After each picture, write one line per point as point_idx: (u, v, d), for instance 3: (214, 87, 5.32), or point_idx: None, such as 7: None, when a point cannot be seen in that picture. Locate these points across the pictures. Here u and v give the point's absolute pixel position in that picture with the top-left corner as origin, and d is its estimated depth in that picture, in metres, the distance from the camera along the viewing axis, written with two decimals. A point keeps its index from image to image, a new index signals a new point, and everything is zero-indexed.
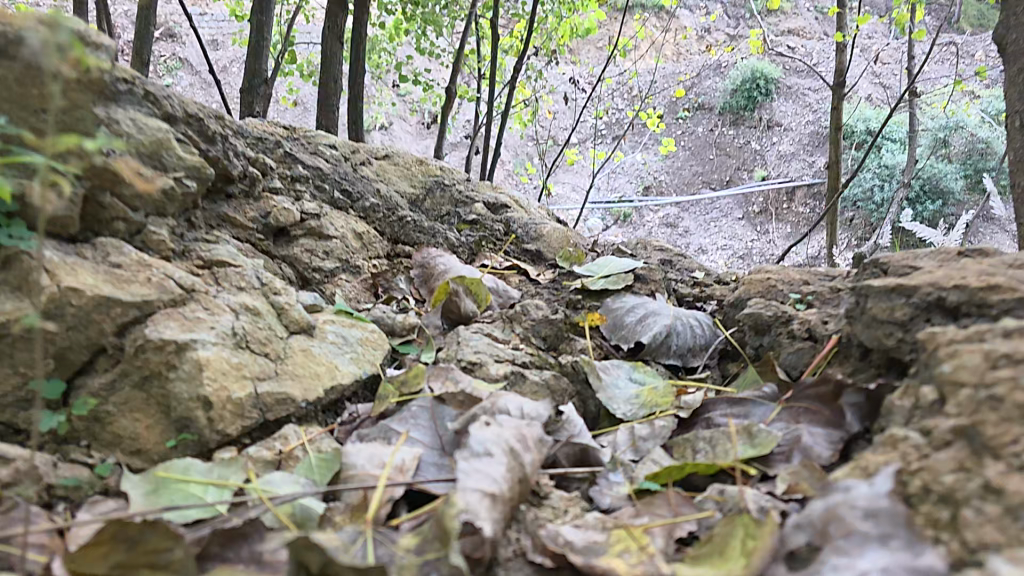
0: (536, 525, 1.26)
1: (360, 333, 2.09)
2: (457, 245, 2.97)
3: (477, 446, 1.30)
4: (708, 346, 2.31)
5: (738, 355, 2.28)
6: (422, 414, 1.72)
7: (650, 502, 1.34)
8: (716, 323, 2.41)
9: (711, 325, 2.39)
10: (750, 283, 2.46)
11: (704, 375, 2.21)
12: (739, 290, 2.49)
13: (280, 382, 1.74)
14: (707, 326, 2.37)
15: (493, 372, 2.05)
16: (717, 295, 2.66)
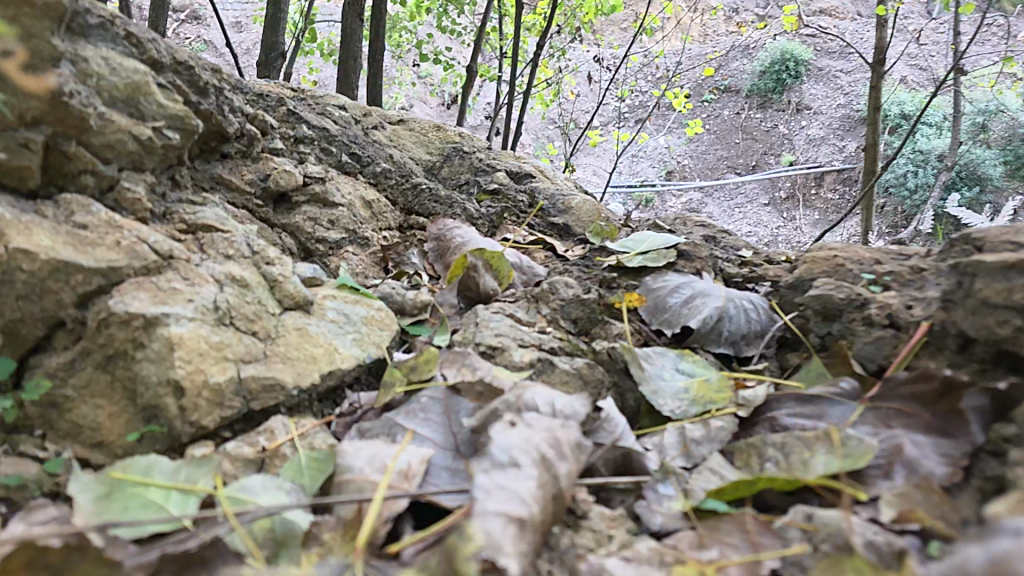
0: (574, 557, 1.09)
1: (364, 310, 1.84)
2: (477, 217, 2.65)
3: (500, 455, 1.05)
4: (763, 334, 2.14)
5: (798, 344, 2.12)
6: (435, 408, 1.51)
7: (716, 527, 1.20)
8: (773, 308, 2.24)
9: (768, 311, 2.21)
10: (813, 262, 2.32)
11: (760, 367, 2.04)
12: (800, 268, 2.34)
13: (269, 365, 1.50)
14: (763, 309, 2.20)
15: (517, 360, 1.81)
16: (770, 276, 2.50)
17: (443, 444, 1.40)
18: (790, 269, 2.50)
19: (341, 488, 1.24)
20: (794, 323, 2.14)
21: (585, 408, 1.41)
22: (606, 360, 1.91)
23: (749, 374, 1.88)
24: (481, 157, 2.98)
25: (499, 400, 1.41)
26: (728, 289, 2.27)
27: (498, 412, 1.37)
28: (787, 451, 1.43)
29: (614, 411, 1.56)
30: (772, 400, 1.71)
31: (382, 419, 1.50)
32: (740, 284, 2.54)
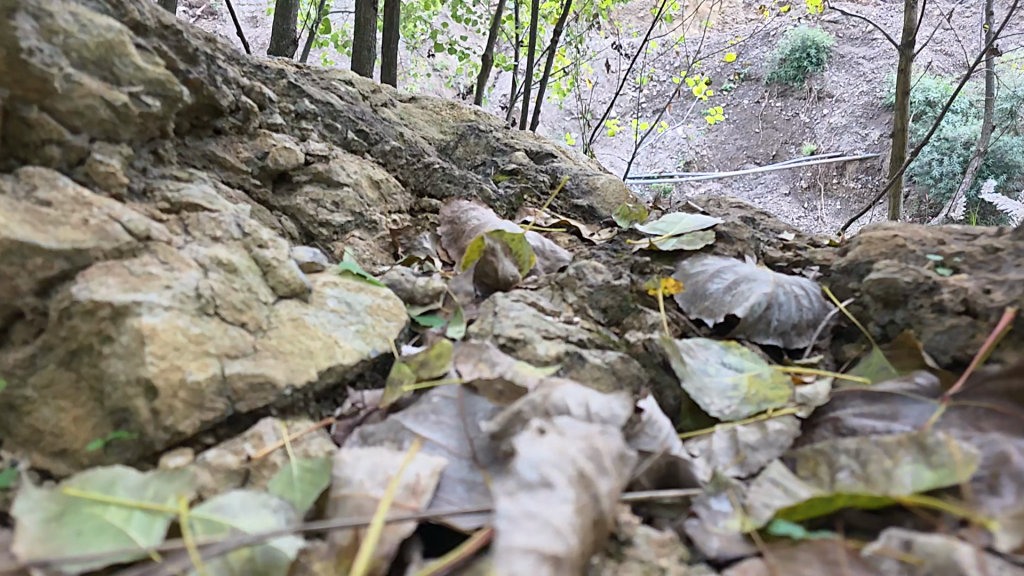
0: None
1: (369, 299, 1.65)
2: (495, 199, 2.45)
3: (530, 473, 0.87)
4: (816, 323, 2.00)
5: (854, 334, 1.97)
6: (448, 410, 1.32)
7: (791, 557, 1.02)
8: (826, 294, 2.10)
9: (821, 298, 2.07)
10: (868, 244, 2.13)
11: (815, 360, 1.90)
12: (855, 250, 2.16)
13: (259, 362, 1.31)
14: (815, 297, 2.06)
15: (541, 354, 1.61)
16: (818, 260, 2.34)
17: (459, 452, 1.22)
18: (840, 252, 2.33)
19: (337, 505, 1.06)
20: (850, 312, 1.98)
21: (625, 411, 1.25)
22: (642, 354, 1.82)
23: (805, 368, 1.78)
24: (498, 137, 2.78)
25: (523, 400, 1.22)
26: (776, 274, 2.14)
27: (523, 415, 1.19)
28: (863, 460, 1.25)
29: (655, 413, 1.39)
30: (837, 397, 1.59)
31: (387, 421, 1.31)
32: (784, 270, 2.38)
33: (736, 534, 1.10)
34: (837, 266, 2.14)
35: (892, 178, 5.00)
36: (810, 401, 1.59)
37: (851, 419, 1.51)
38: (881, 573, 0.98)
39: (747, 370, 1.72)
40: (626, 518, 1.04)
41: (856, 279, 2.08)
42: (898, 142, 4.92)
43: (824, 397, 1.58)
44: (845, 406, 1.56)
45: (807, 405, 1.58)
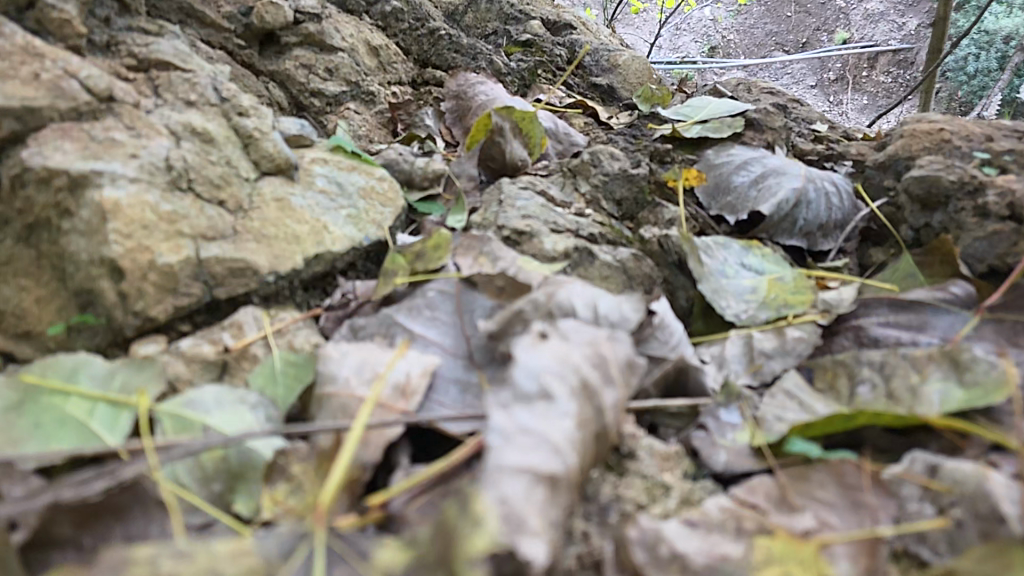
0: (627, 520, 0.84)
1: (362, 180, 1.51)
2: (506, 72, 2.22)
3: (527, 383, 0.78)
4: (843, 224, 1.90)
5: (883, 238, 1.87)
6: (444, 307, 1.24)
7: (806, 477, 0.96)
8: (858, 191, 1.97)
9: (852, 197, 1.95)
10: (911, 137, 1.94)
11: (839, 264, 1.82)
12: (894, 144, 1.97)
13: (239, 246, 1.19)
14: (846, 196, 1.93)
15: (549, 250, 1.49)
16: (853, 153, 2.17)
17: (453, 350, 1.14)
18: (876, 146, 2.16)
19: (320, 404, 0.98)
20: (881, 213, 1.86)
21: (637, 314, 1.14)
22: (657, 252, 1.70)
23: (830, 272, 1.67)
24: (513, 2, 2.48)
25: (523, 299, 1.13)
26: (808, 167, 1.99)
27: (524, 315, 1.10)
28: (887, 374, 1.16)
29: (669, 314, 1.30)
30: (862, 304, 1.48)
31: (379, 315, 1.22)
32: (814, 164, 2.21)
33: (745, 448, 1.03)
34: (873, 161, 1.98)
35: (932, 74, 4.67)
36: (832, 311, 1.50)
37: (875, 328, 1.42)
38: (900, 497, 0.91)
39: (767, 272, 1.63)
40: (629, 432, 0.97)
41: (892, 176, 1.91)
42: (944, 30, 4.49)
43: (848, 304, 1.50)
44: (869, 313, 1.45)
45: (829, 312, 1.49)
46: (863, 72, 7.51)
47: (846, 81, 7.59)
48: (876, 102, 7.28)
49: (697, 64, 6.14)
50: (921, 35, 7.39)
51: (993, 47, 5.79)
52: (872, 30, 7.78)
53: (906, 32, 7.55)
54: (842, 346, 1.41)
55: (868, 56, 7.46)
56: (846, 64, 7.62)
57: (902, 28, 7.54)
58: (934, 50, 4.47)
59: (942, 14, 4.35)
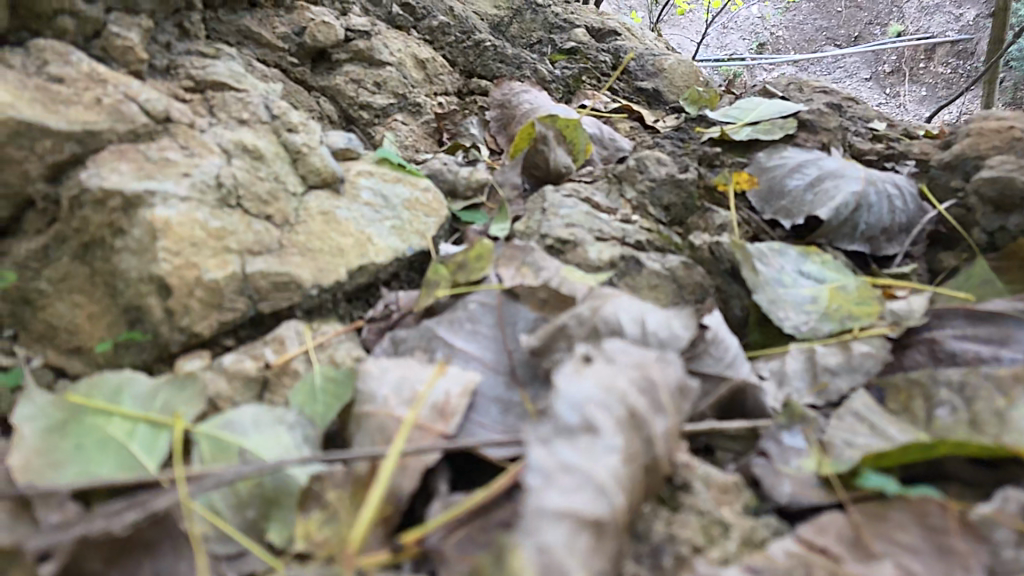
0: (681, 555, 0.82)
1: (406, 192, 1.49)
2: (551, 80, 2.20)
3: (570, 416, 0.73)
4: (909, 228, 1.83)
5: (953, 242, 1.83)
6: (486, 319, 1.21)
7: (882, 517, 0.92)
8: (924, 194, 1.91)
9: (918, 199, 1.88)
10: (978, 136, 1.91)
11: (906, 271, 1.75)
12: (962, 142, 1.94)
13: (284, 259, 1.19)
14: (911, 199, 1.87)
15: (593, 259, 1.44)
16: (917, 153, 2.10)
17: (495, 367, 1.12)
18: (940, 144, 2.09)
19: (359, 424, 0.96)
20: (951, 215, 1.83)
21: (688, 333, 1.09)
22: (708, 259, 1.64)
23: (897, 281, 1.61)
24: (557, 11, 2.47)
25: (566, 313, 1.11)
26: (866, 169, 1.92)
27: (568, 330, 1.08)
28: (969, 397, 1.18)
29: (722, 327, 1.27)
30: (935, 316, 1.47)
31: (420, 328, 1.20)
32: (874, 164, 2.16)
33: (810, 479, 1.02)
34: (940, 161, 1.94)
35: (992, 67, 4.47)
36: (902, 324, 1.45)
37: (950, 342, 1.40)
38: (994, 543, 0.86)
39: (829, 281, 1.58)
40: (684, 461, 0.94)
41: (961, 177, 1.89)
42: (1005, 22, 4.24)
43: (919, 316, 1.45)
44: (944, 325, 1.44)
45: (901, 321, 1.45)
46: (920, 64, 7.00)
47: (903, 73, 7.11)
48: (935, 93, 6.80)
49: (746, 59, 5.94)
50: (979, 26, 6.78)
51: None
52: (926, 22, 7.36)
53: (964, 23, 7.00)
54: (917, 361, 1.40)
55: (926, 48, 6.97)
56: (903, 56, 7.16)
57: (960, 20, 7.05)
58: (996, 41, 4.20)
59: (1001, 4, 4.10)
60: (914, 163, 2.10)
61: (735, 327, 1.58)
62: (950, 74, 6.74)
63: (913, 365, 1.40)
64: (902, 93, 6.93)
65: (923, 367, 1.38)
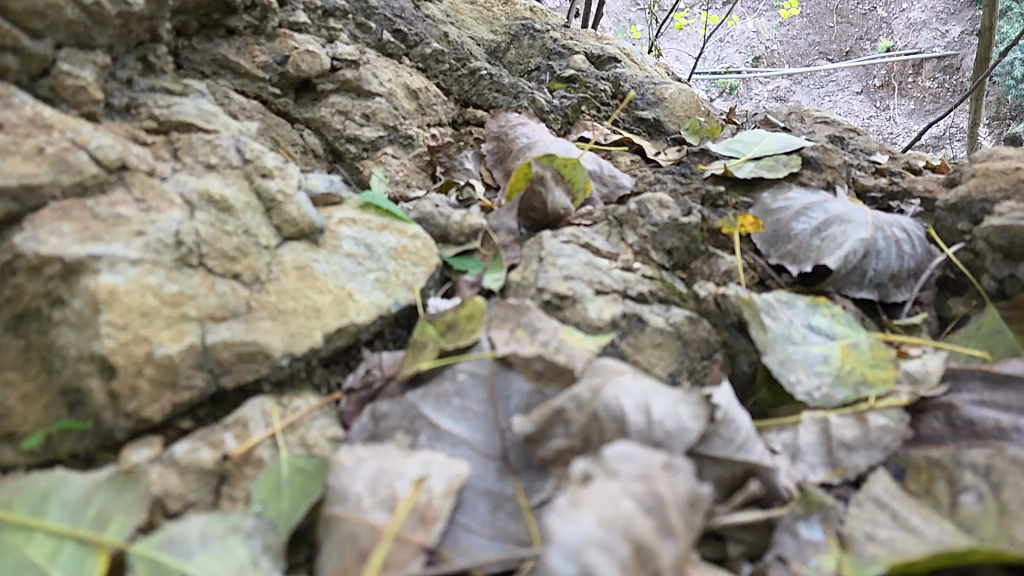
0: None
1: (393, 240, 1.38)
2: (549, 110, 2.08)
3: (566, 568, 0.70)
4: (917, 273, 1.74)
5: (962, 288, 1.75)
6: (476, 393, 1.12)
7: None
8: (930, 237, 1.83)
9: (925, 242, 1.80)
10: (984, 177, 1.80)
11: (917, 322, 1.64)
12: (966, 182, 1.84)
13: (253, 326, 1.09)
14: (919, 241, 1.77)
15: (593, 318, 1.33)
16: (921, 192, 2.01)
17: (484, 451, 1.04)
18: (945, 182, 2.01)
19: (327, 528, 0.89)
20: (958, 260, 1.75)
21: (697, 423, 0.99)
22: (714, 311, 1.53)
23: (909, 339, 1.52)
24: (555, 37, 2.37)
25: (563, 394, 1.02)
26: (873, 212, 1.83)
27: (566, 414, 0.99)
28: (996, 483, 1.07)
29: (734, 401, 1.18)
30: (950, 376, 1.37)
31: (404, 402, 1.11)
32: (879, 201, 2.07)
33: None
34: (943, 202, 1.85)
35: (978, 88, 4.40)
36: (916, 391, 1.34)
37: (969, 408, 1.29)
38: None
39: (840, 337, 1.47)
40: None
41: (967, 220, 1.79)
42: (991, 40, 4.14)
43: (935, 378, 1.35)
44: (959, 388, 1.33)
45: (915, 384, 1.36)
46: (909, 78, 6.88)
47: (891, 87, 6.96)
48: (922, 108, 6.71)
49: (741, 73, 5.82)
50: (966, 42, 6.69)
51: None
52: (914, 37, 7.28)
53: (950, 40, 7.00)
54: (933, 429, 1.29)
55: (914, 63, 6.84)
56: (891, 70, 6.99)
57: (946, 37, 7.04)
58: (981, 60, 4.08)
59: (986, 23, 4.01)
60: (920, 203, 2.01)
61: (742, 385, 1.48)
62: (937, 88, 6.69)
63: (930, 433, 1.29)
64: (891, 107, 6.84)
65: (940, 436, 1.28)
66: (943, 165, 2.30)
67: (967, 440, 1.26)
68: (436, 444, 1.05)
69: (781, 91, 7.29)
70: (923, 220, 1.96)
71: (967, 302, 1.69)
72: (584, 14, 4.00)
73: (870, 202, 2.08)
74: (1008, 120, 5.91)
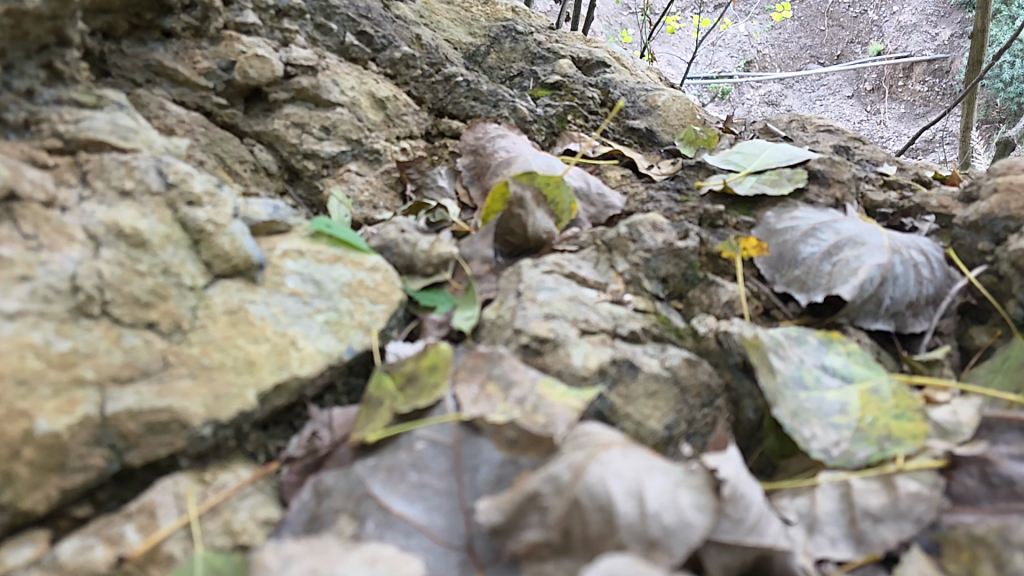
0: None
1: (347, 273, 1.21)
2: (532, 120, 1.90)
3: None
4: (937, 300, 1.56)
5: (986, 316, 1.58)
6: (436, 465, 0.94)
7: None
8: (951, 257, 1.66)
9: (945, 264, 1.62)
10: (1007, 191, 1.62)
11: (936, 353, 1.47)
12: (988, 196, 1.66)
13: (168, 387, 0.90)
14: (939, 264, 1.60)
15: (578, 366, 1.15)
16: (937, 207, 1.83)
17: (445, 539, 0.87)
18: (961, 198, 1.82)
19: None
20: (981, 283, 1.57)
21: (703, 516, 0.84)
22: (715, 351, 1.36)
23: (935, 382, 1.36)
24: (539, 40, 2.21)
25: (539, 473, 0.86)
26: (887, 231, 1.66)
27: (542, 500, 0.83)
28: None
29: (743, 469, 1.02)
30: (984, 425, 1.21)
31: (352, 475, 0.93)
32: (889, 218, 1.90)
33: None
34: (962, 219, 1.67)
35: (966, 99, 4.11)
36: (951, 447, 1.17)
37: (1007, 463, 1.13)
38: None
39: (858, 379, 1.30)
40: None
41: (989, 238, 1.61)
42: (983, 42, 3.98)
43: (969, 430, 1.20)
44: (996, 440, 1.17)
45: (947, 437, 1.21)
46: (900, 81, 6.75)
47: (882, 90, 6.83)
48: (912, 110, 6.58)
49: (736, 78, 5.63)
50: (955, 45, 6.59)
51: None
52: (905, 40, 7.11)
53: (940, 43, 6.79)
54: (966, 486, 1.13)
55: (905, 65, 6.71)
56: (882, 73, 6.86)
57: (937, 39, 6.82)
58: (974, 62, 3.92)
59: (979, 25, 3.86)
60: (937, 220, 1.83)
61: (747, 433, 1.31)
62: (927, 92, 6.55)
63: (963, 491, 1.12)
64: (882, 110, 6.70)
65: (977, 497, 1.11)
66: (956, 175, 2.12)
67: (1006, 501, 1.09)
68: (384, 534, 0.87)
69: (773, 96, 7.16)
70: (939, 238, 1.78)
71: (991, 332, 1.53)
72: (572, 16, 3.80)
73: (880, 219, 1.91)
74: (998, 124, 5.81)
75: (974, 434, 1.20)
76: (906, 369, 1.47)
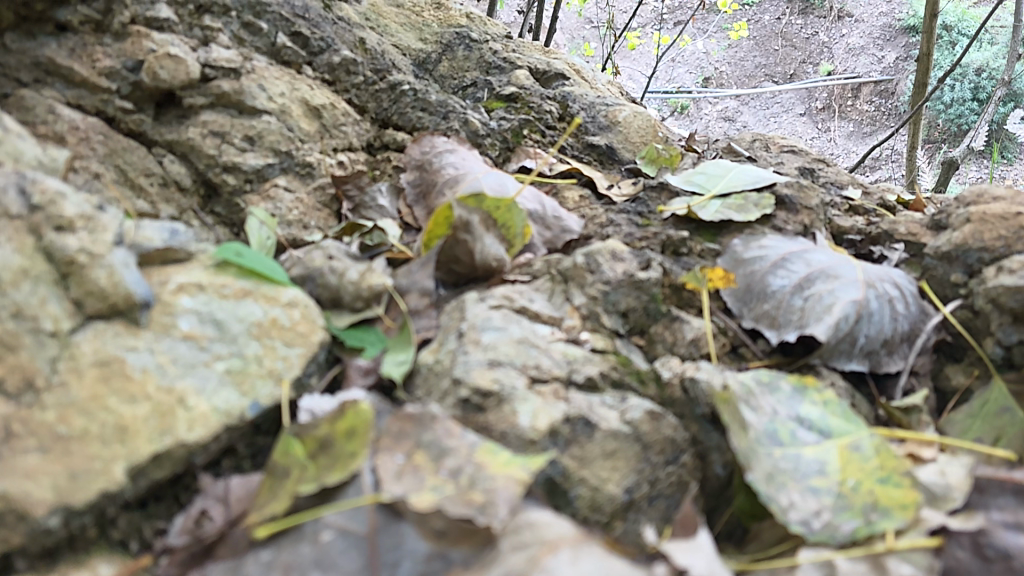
0: None
1: (258, 309, 1.04)
2: (484, 134, 1.74)
3: None
4: (912, 337, 1.41)
5: (961, 354, 1.41)
6: (345, 562, 0.78)
7: None
8: (923, 291, 1.50)
9: (918, 297, 1.47)
10: (980, 222, 1.48)
11: (914, 399, 1.29)
12: (959, 225, 1.53)
13: (7, 467, 0.76)
14: (912, 298, 1.45)
15: (525, 428, 0.99)
16: (910, 235, 1.68)
17: None
18: (930, 224, 1.69)
19: None
20: (956, 319, 1.42)
21: None
22: (679, 400, 1.16)
23: (914, 433, 1.16)
24: (495, 48, 2.06)
25: None
26: (859, 262, 1.52)
27: None
28: None
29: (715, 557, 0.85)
30: (976, 488, 1.02)
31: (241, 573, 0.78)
32: (858, 246, 1.74)
33: None
34: (932, 249, 1.52)
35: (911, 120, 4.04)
36: (944, 520, 0.97)
37: (1003, 533, 0.94)
38: None
39: (836, 432, 1.09)
40: None
41: (962, 269, 1.47)
42: (929, 64, 3.88)
43: (960, 496, 1.02)
44: (988, 507, 0.99)
45: (936, 503, 1.02)
46: (848, 101, 6.78)
47: (833, 108, 6.85)
48: (860, 130, 6.61)
49: (694, 92, 5.58)
50: (901, 68, 6.75)
51: (965, 78, 5.45)
52: (853, 62, 7.21)
53: (886, 65, 6.90)
54: (958, 560, 0.94)
55: (852, 86, 6.78)
56: (833, 93, 6.90)
57: (883, 62, 6.95)
58: (918, 86, 3.89)
59: (924, 50, 3.79)
60: (905, 247, 1.68)
61: (715, 492, 1.11)
62: (874, 112, 6.61)
63: (954, 565, 0.94)
64: (833, 127, 6.74)
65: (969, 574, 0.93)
66: (918, 201, 2.00)
67: None
68: None
69: (730, 112, 7.15)
70: (912, 269, 1.63)
71: (968, 371, 1.37)
72: (534, 28, 3.68)
73: (848, 247, 1.75)
74: (940, 144, 5.76)
75: (966, 501, 1.01)
76: (882, 415, 1.30)
